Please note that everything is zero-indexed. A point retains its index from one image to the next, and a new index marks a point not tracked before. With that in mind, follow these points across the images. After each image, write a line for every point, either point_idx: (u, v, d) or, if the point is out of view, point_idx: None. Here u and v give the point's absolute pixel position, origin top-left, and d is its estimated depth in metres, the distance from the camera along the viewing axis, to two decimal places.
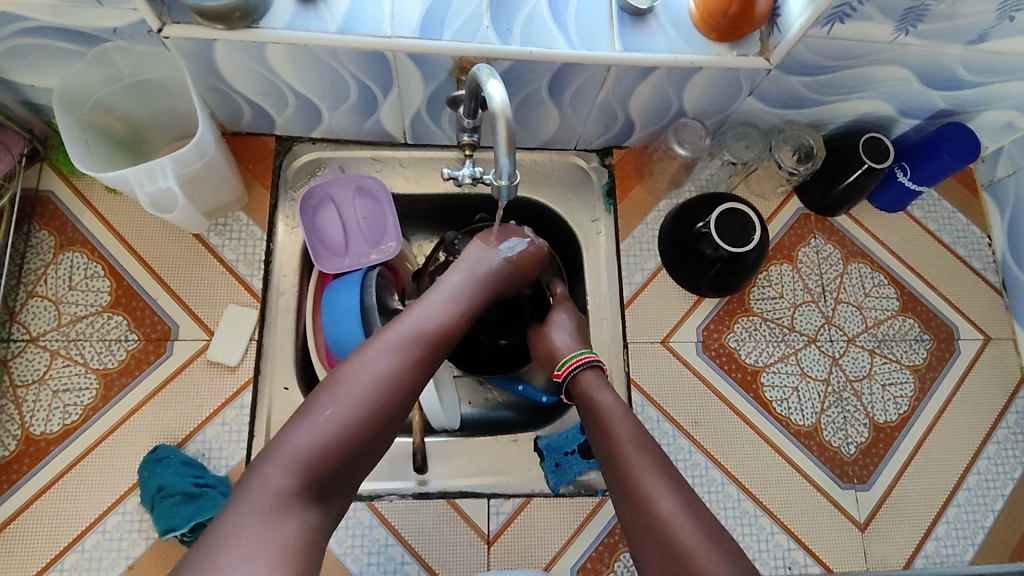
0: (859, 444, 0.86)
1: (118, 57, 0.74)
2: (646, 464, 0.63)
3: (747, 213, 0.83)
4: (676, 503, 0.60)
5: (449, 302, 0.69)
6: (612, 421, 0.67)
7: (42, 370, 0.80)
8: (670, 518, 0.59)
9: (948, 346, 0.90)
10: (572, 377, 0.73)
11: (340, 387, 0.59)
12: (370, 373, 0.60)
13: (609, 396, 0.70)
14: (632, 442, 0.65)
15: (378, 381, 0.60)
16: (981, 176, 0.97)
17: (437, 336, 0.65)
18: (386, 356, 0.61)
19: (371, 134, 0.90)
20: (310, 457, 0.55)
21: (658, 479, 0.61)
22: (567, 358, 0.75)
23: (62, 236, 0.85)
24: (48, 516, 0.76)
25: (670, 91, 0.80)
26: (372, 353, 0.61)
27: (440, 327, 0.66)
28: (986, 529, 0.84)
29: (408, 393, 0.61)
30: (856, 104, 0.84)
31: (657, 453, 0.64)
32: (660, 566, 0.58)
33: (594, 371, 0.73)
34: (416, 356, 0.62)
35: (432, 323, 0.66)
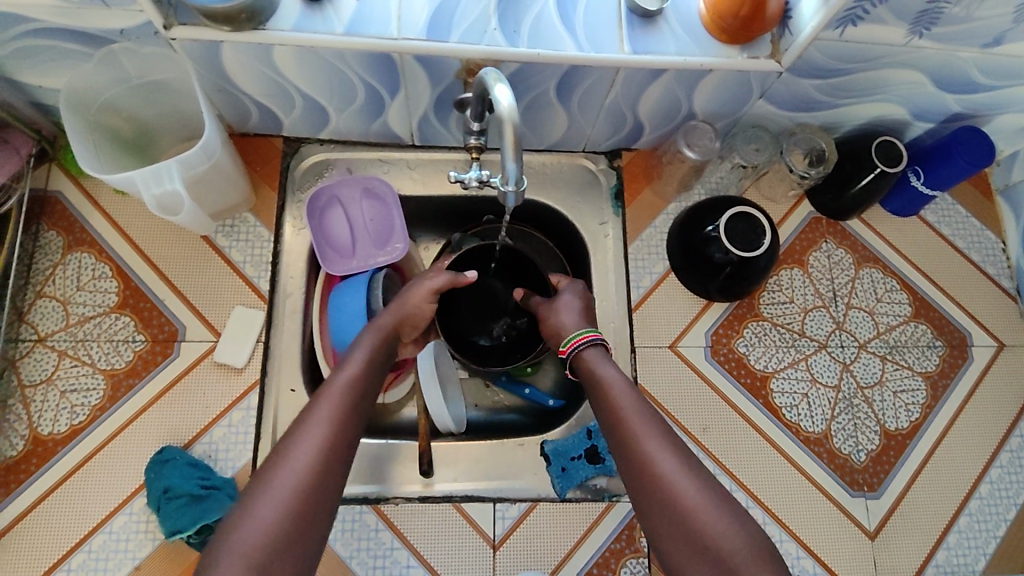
0: (870, 451, 0.85)
1: (125, 58, 0.74)
2: (651, 432, 0.62)
3: (757, 217, 0.82)
4: (680, 467, 0.59)
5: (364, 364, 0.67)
6: (612, 390, 0.66)
7: (49, 370, 0.81)
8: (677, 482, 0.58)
9: (961, 353, 0.89)
10: (575, 356, 0.72)
11: (269, 481, 0.55)
12: (298, 458, 0.57)
13: (611, 371, 0.69)
14: (636, 413, 0.64)
15: (309, 466, 0.57)
16: (996, 181, 0.95)
17: (356, 403, 0.63)
18: (309, 436, 0.58)
19: (379, 135, 0.90)
20: (255, 560, 0.51)
21: (658, 444, 0.61)
22: (575, 334, 0.74)
23: (71, 237, 0.85)
24: (56, 516, 0.76)
25: (680, 94, 0.79)
26: (297, 436, 0.58)
27: (356, 395, 0.64)
28: (999, 539, 0.83)
29: (340, 472, 0.58)
30: (869, 107, 0.83)
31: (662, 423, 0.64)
32: (666, 530, 0.57)
33: (599, 349, 0.72)
34: (339, 432, 0.60)
35: (346, 390, 0.63)
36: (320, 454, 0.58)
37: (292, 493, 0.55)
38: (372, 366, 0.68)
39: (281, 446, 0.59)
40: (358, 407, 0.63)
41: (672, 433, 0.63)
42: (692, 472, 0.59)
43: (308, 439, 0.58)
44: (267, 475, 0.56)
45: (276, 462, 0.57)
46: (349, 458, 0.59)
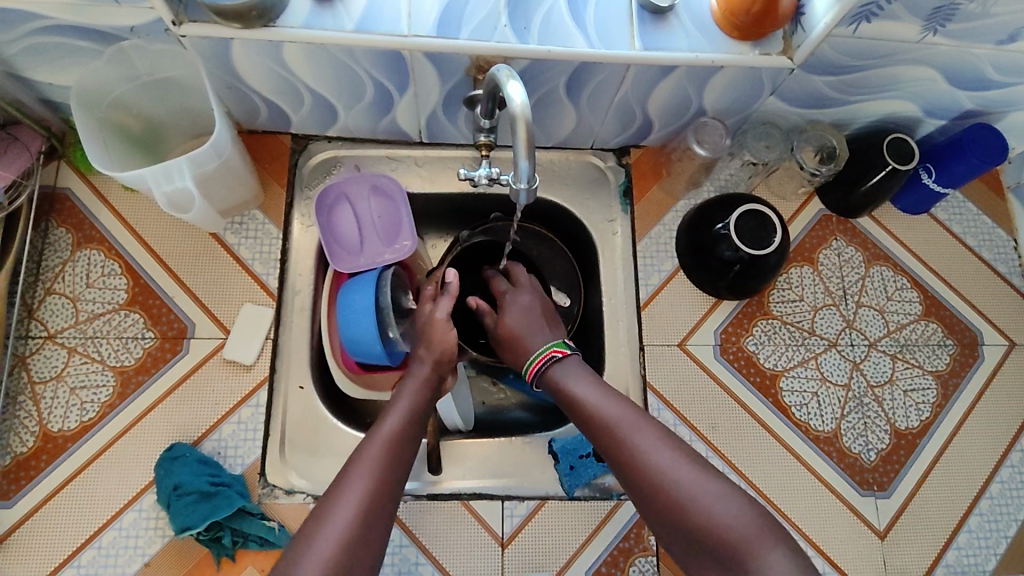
0: (880, 450, 0.84)
1: (135, 55, 0.74)
2: (638, 433, 0.64)
3: (767, 214, 0.82)
4: (665, 459, 0.62)
5: (406, 418, 0.70)
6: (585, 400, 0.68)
7: (59, 366, 0.81)
8: (673, 478, 0.60)
9: (972, 352, 0.89)
10: (541, 374, 0.74)
11: (314, 535, 0.59)
12: (341, 513, 0.60)
13: (584, 381, 0.70)
14: (618, 419, 0.66)
15: (354, 517, 0.60)
16: (1007, 178, 0.95)
17: (397, 457, 0.66)
18: (352, 491, 0.62)
19: (387, 133, 0.90)
20: None
21: (639, 442, 0.63)
22: (538, 352, 0.76)
23: (80, 234, 0.85)
24: (66, 512, 0.76)
25: (690, 90, 0.79)
26: (341, 490, 0.62)
27: (398, 448, 0.67)
28: (1009, 539, 0.82)
29: (382, 528, 0.61)
30: (881, 104, 0.82)
31: (644, 421, 0.65)
32: (665, 522, 0.60)
33: (559, 365, 0.73)
34: (382, 488, 0.63)
35: (391, 440, 0.67)
36: (362, 509, 0.61)
37: (336, 547, 0.58)
38: (414, 418, 0.71)
39: (325, 500, 0.62)
40: (401, 458, 0.67)
41: (652, 426, 0.65)
42: (681, 461, 0.62)
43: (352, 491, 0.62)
44: (313, 530, 0.59)
45: (321, 517, 0.60)
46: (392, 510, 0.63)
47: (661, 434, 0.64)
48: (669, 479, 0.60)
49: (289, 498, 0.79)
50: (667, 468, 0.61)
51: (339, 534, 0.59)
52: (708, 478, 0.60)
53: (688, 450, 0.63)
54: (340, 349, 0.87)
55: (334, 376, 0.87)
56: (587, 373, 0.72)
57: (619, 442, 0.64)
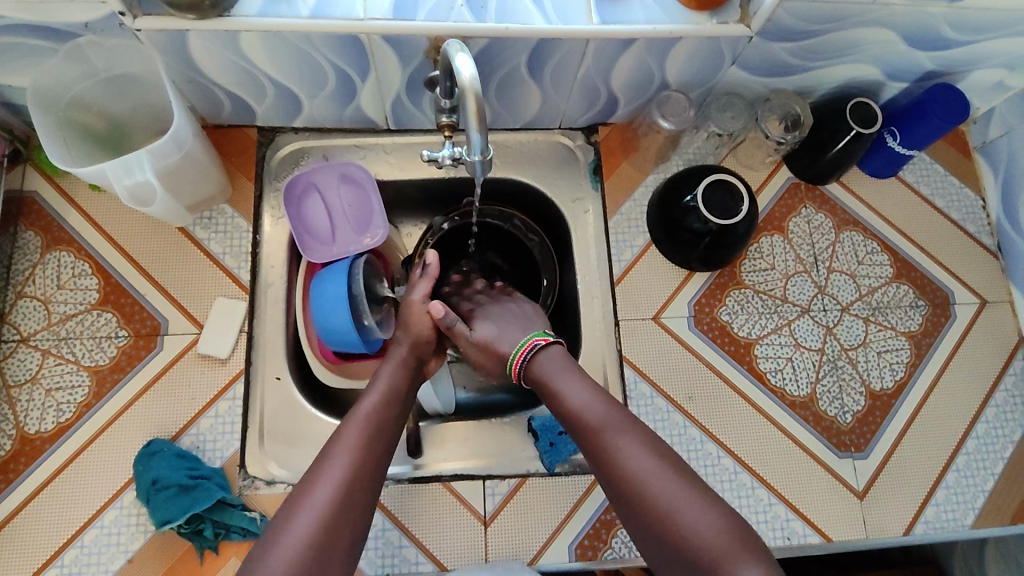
0: (856, 412, 0.85)
1: (91, 52, 0.73)
2: (623, 437, 0.64)
3: (734, 183, 0.82)
4: (649, 466, 0.62)
5: (385, 398, 0.70)
6: (570, 400, 0.69)
7: (34, 369, 0.81)
8: (646, 479, 0.61)
9: (944, 312, 0.90)
10: (526, 364, 0.74)
11: (292, 519, 0.59)
12: (320, 492, 0.61)
13: (568, 376, 0.71)
14: (597, 418, 0.66)
15: (330, 500, 0.60)
16: (973, 139, 0.95)
17: (375, 436, 0.66)
18: (329, 473, 0.62)
19: (353, 121, 0.89)
20: None
21: (626, 445, 0.64)
22: (519, 345, 0.76)
23: (48, 236, 0.85)
24: (46, 513, 0.76)
25: (652, 63, 0.79)
26: (319, 473, 0.62)
27: (376, 428, 0.67)
28: (986, 493, 0.83)
29: (363, 507, 0.62)
30: (842, 69, 0.83)
31: (624, 418, 0.66)
32: (646, 529, 0.60)
33: (541, 354, 0.74)
34: (362, 466, 0.64)
35: (369, 420, 0.67)
36: (341, 488, 0.61)
37: (313, 528, 0.58)
38: (394, 399, 0.71)
39: (304, 483, 0.62)
40: (381, 436, 0.67)
41: (640, 430, 0.65)
42: (662, 468, 0.62)
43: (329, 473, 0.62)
44: (293, 509, 0.60)
45: (300, 497, 0.61)
46: (371, 489, 0.63)
47: (640, 434, 0.65)
48: (643, 482, 0.61)
49: (270, 488, 0.79)
50: (641, 471, 0.62)
51: (315, 515, 0.59)
52: (683, 481, 0.61)
53: (666, 450, 0.64)
54: (318, 342, 0.88)
55: (313, 367, 0.88)
56: (567, 365, 0.72)
57: (596, 437, 0.65)
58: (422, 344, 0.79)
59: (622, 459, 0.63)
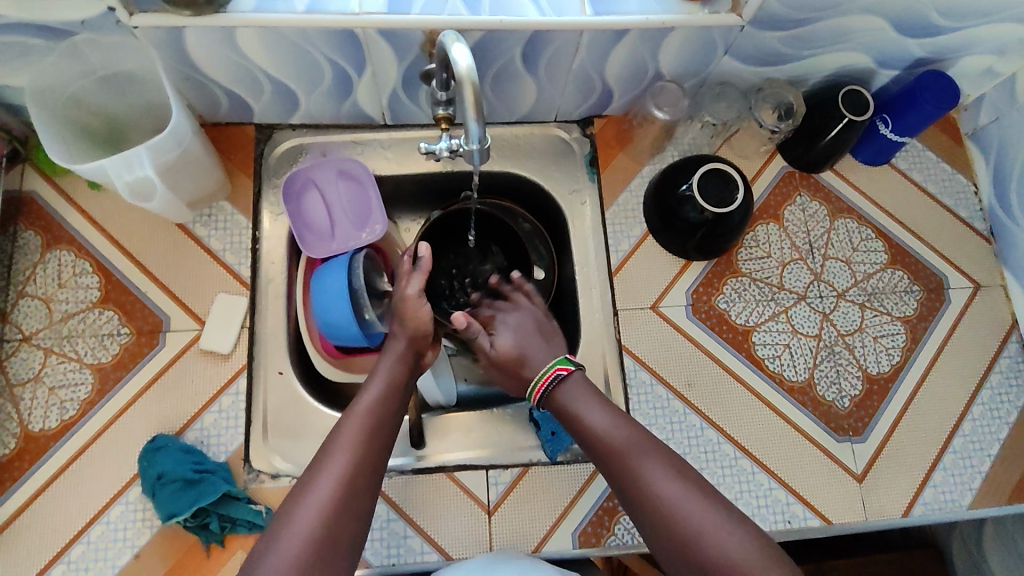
0: (853, 396, 0.86)
1: (89, 50, 0.73)
2: (648, 460, 0.65)
3: (729, 172, 0.83)
4: (675, 488, 0.63)
5: (385, 390, 0.71)
6: (594, 424, 0.69)
7: (36, 368, 0.81)
8: (676, 505, 0.62)
9: (938, 297, 0.91)
10: (548, 396, 0.74)
11: (294, 514, 0.60)
12: (322, 487, 0.61)
13: (591, 403, 0.71)
14: (622, 444, 0.67)
15: (331, 495, 0.61)
16: (964, 126, 0.96)
17: (376, 428, 0.67)
18: (332, 466, 0.63)
19: (351, 116, 0.90)
20: None
21: (651, 468, 0.64)
22: (541, 372, 0.75)
23: (49, 235, 0.85)
24: (52, 510, 0.77)
25: (645, 54, 0.80)
26: (321, 466, 0.63)
27: (377, 420, 0.67)
28: (983, 474, 0.84)
29: (365, 498, 0.63)
30: (833, 57, 0.84)
31: (649, 443, 0.67)
32: (674, 553, 0.61)
33: (563, 384, 0.73)
34: (362, 458, 0.64)
35: (368, 414, 0.68)
36: (344, 479, 0.62)
37: (315, 523, 0.59)
38: (394, 392, 0.72)
39: (307, 476, 0.63)
40: (381, 430, 0.67)
41: (665, 452, 0.66)
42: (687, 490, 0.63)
43: (330, 468, 0.63)
44: (295, 504, 0.61)
45: (302, 492, 0.61)
46: (372, 481, 0.64)
47: (664, 457, 0.66)
48: (672, 507, 0.62)
49: (275, 481, 0.80)
50: (668, 496, 0.62)
51: (318, 508, 0.60)
52: (711, 504, 0.62)
53: (692, 475, 0.65)
54: (319, 335, 0.90)
55: (315, 360, 0.89)
56: (590, 391, 0.73)
57: (622, 463, 0.66)
58: (420, 334, 0.78)
59: (649, 485, 0.64)
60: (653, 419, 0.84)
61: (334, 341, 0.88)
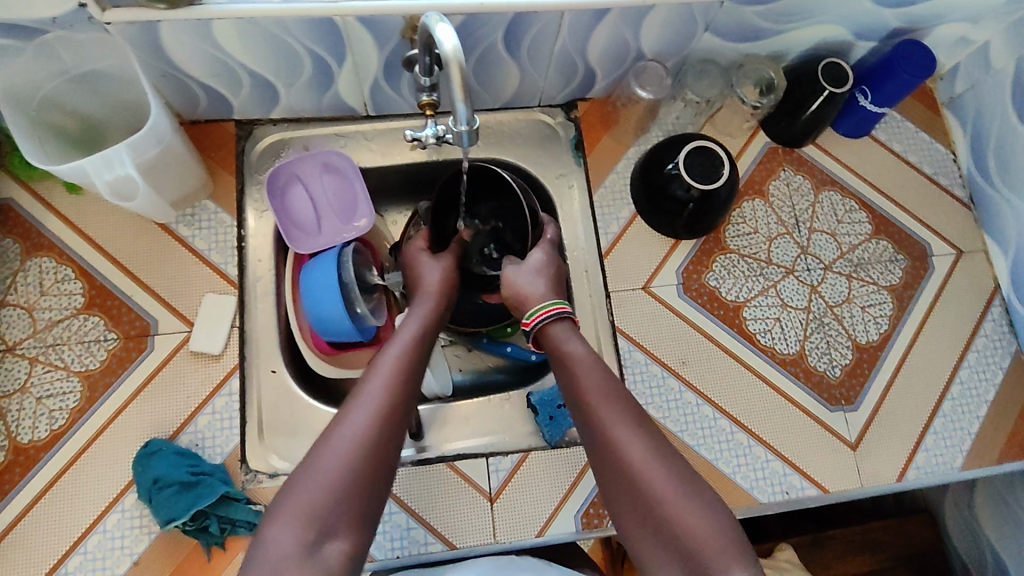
0: (844, 365, 0.87)
1: (61, 49, 0.72)
2: (623, 421, 0.65)
3: (714, 149, 0.84)
4: (646, 454, 0.62)
5: (416, 335, 0.73)
6: (580, 371, 0.69)
7: (22, 378, 0.79)
8: (644, 470, 0.61)
9: (922, 264, 0.92)
10: (543, 328, 0.74)
11: (332, 442, 0.61)
12: (358, 419, 0.62)
13: (583, 354, 0.71)
14: (606, 401, 0.66)
15: (368, 427, 0.62)
16: (941, 95, 0.98)
17: (409, 368, 0.68)
18: (367, 401, 0.63)
19: (332, 109, 0.89)
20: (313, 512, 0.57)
21: (626, 430, 0.64)
22: (539, 306, 0.76)
23: (28, 242, 0.83)
24: (46, 521, 0.75)
25: (627, 34, 0.80)
26: (357, 400, 0.64)
27: (409, 363, 0.69)
28: (973, 436, 0.86)
29: (399, 433, 0.63)
30: (812, 30, 0.84)
31: (631, 407, 0.66)
32: (633, 517, 0.61)
33: (562, 322, 0.75)
34: (399, 396, 0.65)
35: (401, 358, 0.69)
36: (381, 411, 0.63)
37: (353, 451, 0.60)
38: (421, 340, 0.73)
39: (341, 410, 0.64)
40: (414, 372, 0.68)
41: (644, 417, 0.66)
42: (658, 459, 0.62)
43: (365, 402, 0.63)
44: (332, 433, 0.61)
45: (339, 421, 0.62)
46: (407, 418, 0.65)
47: (639, 422, 0.65)
48: (643, 473, 0.61)
49: (273, 480, 0.79)
50: (641, 460, 0.62)
51: (354, 437, 0.61)
52: (682, 475, 0.62)
53: (666, 446, 0.64)
54: (311, 332, 0.88)
55: (312, 364, 0.88)
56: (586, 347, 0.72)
57: (596, 419, 0.66)
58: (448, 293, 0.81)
59: (624, 445, 0.63)
60: (651, 399, 0.84)
61: (327, 338, 0.88)
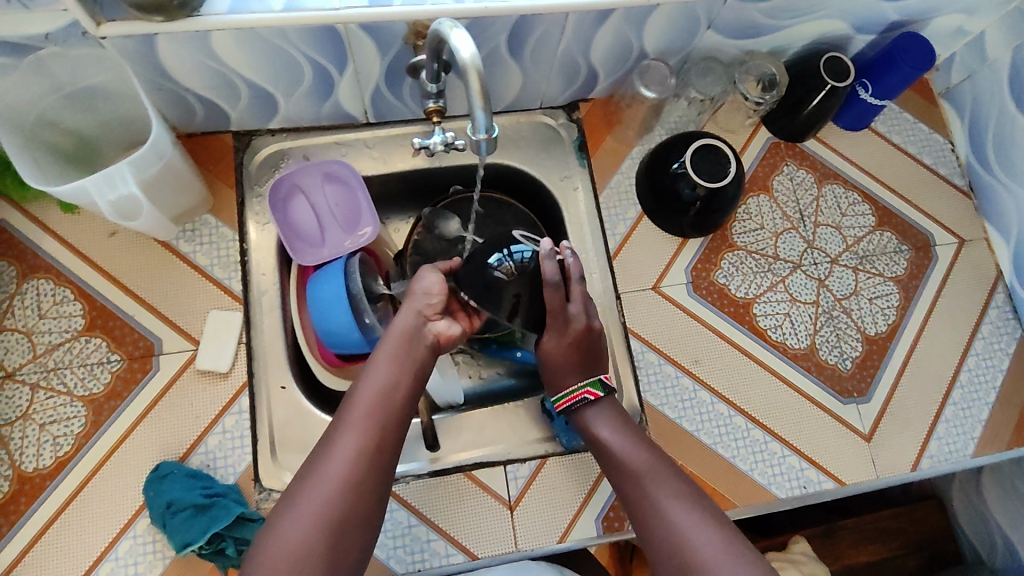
0: (855, 358, 0.88)
1: (55, 66, 0.69)
2: (664, 491, 0.67)
3: (721, 147, 0.84)
4: (689, 521, 0.64)
5: (390, 371, 0.68)
6: (617, 452, 0.71)
7: (24, 405, 0.77)
8: (688, 539, 0.63)
9: (926, 254, 0.93)
10: (572, 413, 0.76)
11: (306, 490, 0.61)
12: (331, 467, 0.62)
13: (610, 425, 0.74)
14: (643, 469, 0.69)
15: (343, 474, 0.62)
16: (937, 86, 0.99)
17: (386, 410, 0.66)
18: (340, 448, 0.63)
19: (332, 117, 0.87)
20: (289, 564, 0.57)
21: (667, 501, 0.66)
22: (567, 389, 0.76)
23: (24, 264, 0.81)
24: (55, 551, 0.73)
25: (630, 34, 0.79)
26: (331, 446, 0.63)
27: (384, 404, 0.66)
28: (983, 423, 0.87)
29: (374, 480, 0.63)
30: (814, 25, 0.84)
31: (666, 472, 0.69)
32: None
33: (592, 407, 0.75)
34: (371, 441, 0.64)
35: (376, 397, 0.66)
36: (353, 462, 0.62)
37: (323, 503, 0.60)
38: (399, 373, 0.68)
39: (317, 458, 0.63)
40: (389, 413, 0.66)
41: (682, 484, 0.68)
42: (701, 526, 0.64)
43: (338, 451, 0.63)
44: (306, 482, 0.62)
45: (314, 469, 0.62)
46: (382, 463, 0.64)
47: (680, 490, 0.67)
48: (686, 543, 0.63)
49: None
50: (683, 524, 0.64)
51: (330, 490, 0.61)
52: (717, 535, 0.63)
53: (708, 509, 0.66)
54: (319, 344, 0.87)
55: (319, 375, 0.86)
56: (618, 418, 0.74)
57: (637, 495, 0.68)
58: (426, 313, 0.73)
59: (663, 510, 0.66)
60: (666, 399, 0.84)
61: (334, 349, 0.86)
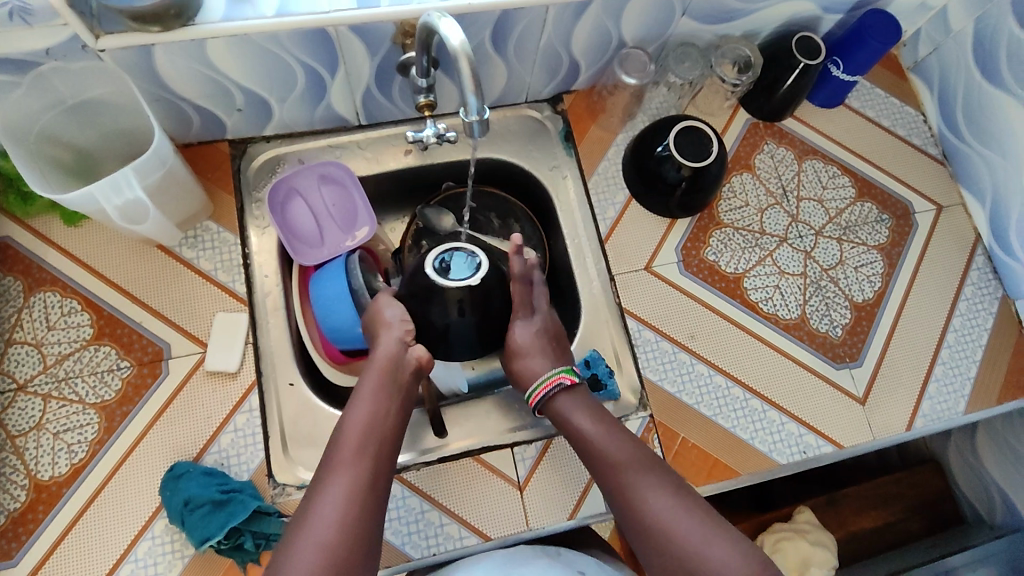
0: (845, 325, 0.91)
1: (56, 81, 0.72)
2: (643, 478, 0.69)
3: (702, 128, 0.87)
4: (670, 506, 0.67)
5: (375, 402, 0.71)
6: (592, 441, 0.72)
7: (37, 415, 0.78)
8: (672, 524, 0.66)
9: (906, 222, 0.96)
10: (546, 401, 0.76)
11: (306, 525, 0.61)
12: (328, 499, 0.63)
13: (584, 412, 0.74)
14: (620, 458, 0.70)
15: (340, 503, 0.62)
16: (906, 61, 1.03)
17: (374, 437, 0.68)
18: (334, 480, 0.64)
19: (324, 121, 0.90)
20: None
21: (648, 489, 0.68)
22: (541, 378, 0.76)
23: (30, 278, 0.83)
24: (75, 557, 0.74)
25: (609, 24, 0.83)
26: (325, 481, 0.64)
27: (371, 432, 0.68)
28: (972, 380, 0.90)
29: (371, 506, 0.64)
30: (783, 8, 0.88)
31: (642, 459, 0.71)
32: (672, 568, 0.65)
33: (565, 393, 0.76)
34: (364, 468, 0.65)
35: (362, 427, 0.68)
36: (349, 491, 0.63)
37: (325, 533, 0.60)
38: (381, 404, 0.71)
39: (312, 496, 0.64)
40: (376, 441, 0.68)
41: (657, 471, 0.70)
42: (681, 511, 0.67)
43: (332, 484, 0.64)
44: (304, 519, 0.62)
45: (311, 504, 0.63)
46: (376, 489, 0.65)
47: (657, 476, 0.70)
48: (672, 528, 0.65)
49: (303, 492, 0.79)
50: (665, 507, 0.67)
51: (330, 522, 0.61)
52: (698, 516, 0.66)
53: (685, 490, 0.69)
54: (323, 341, 0.89)
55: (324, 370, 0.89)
56: (591, 406, 0.75)
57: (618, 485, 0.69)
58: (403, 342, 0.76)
59: (646, 497, 0.68)
60: (665, 374, 0.86)
61: (338, 345, 0.88)
